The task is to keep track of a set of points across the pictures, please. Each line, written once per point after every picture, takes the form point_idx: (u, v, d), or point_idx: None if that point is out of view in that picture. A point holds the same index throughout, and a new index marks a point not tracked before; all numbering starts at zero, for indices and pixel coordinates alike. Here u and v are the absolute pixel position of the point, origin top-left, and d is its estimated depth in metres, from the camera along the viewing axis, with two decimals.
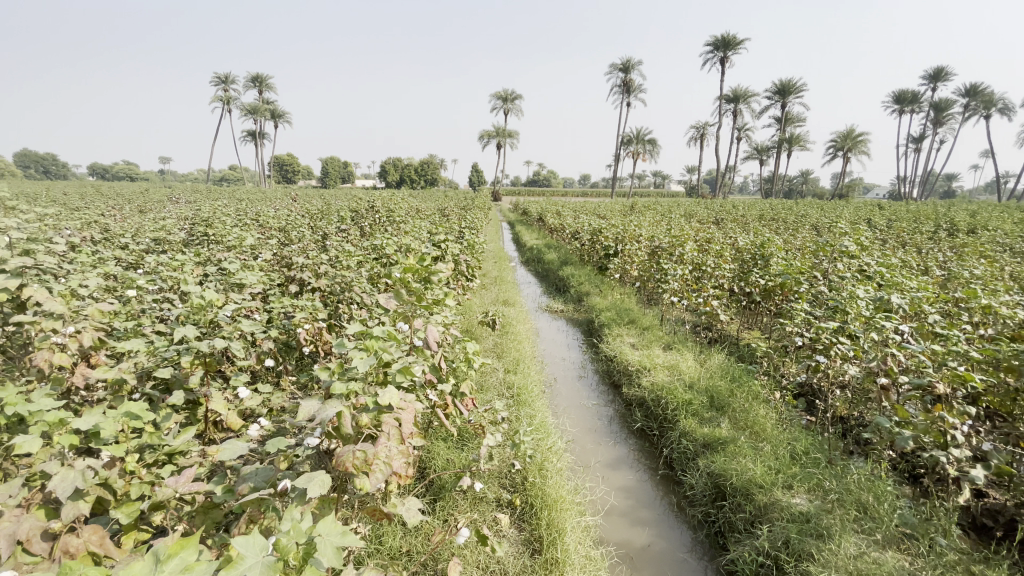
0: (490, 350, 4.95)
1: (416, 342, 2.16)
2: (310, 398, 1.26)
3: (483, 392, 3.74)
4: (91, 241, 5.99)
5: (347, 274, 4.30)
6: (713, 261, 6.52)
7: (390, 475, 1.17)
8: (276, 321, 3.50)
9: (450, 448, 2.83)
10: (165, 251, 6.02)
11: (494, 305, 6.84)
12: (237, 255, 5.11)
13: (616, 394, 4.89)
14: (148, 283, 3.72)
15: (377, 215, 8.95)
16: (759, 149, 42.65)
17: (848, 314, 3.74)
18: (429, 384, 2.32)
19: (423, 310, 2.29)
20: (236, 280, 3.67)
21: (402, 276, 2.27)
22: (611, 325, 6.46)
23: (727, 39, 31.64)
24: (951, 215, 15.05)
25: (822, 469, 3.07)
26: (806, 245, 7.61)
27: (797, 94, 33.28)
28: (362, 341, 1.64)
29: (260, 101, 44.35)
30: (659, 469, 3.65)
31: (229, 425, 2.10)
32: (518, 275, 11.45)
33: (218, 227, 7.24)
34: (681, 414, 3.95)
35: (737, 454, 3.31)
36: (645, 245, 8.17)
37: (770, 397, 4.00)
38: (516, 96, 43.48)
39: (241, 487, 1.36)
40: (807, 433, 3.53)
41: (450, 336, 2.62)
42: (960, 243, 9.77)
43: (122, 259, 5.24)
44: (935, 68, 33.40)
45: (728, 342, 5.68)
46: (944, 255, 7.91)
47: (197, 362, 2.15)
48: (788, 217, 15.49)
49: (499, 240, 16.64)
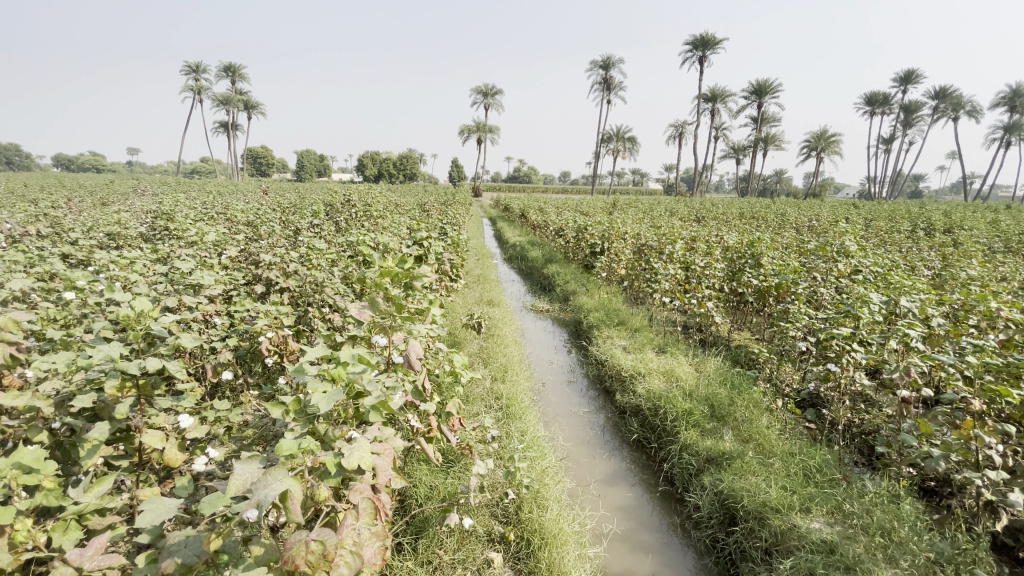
0: (476, 356, 4.62)
1: (396, 360, 1.83)
2: (248, 462, 0.95)
3: (469, 405, 3.42)
4: (36, 235, 5.46)
5: (318, 274, 3.91)
6: (704, 260, 6.30)
7: (358, 570, 0.91)
8: (237, 328, 3.11)
9: (435, 473, 2.52)
10: (119, 247, 5.51)
11: (477, 306, 6.52)
12: (198, 253, 4.66)
13: (607, 401, 4.62)
14: (90, 285, 3.28)
15: (352, 211, 8.51)
16: (736, 147, 43.16)
17: (858, 319, 3.52)
18: (411, 407, 1.99)
19: (405, 322, 1.95)
20: (192, 282, 3.25)
21: (383, 281, 1.92)
22: (599, 326, 6.20)
23: (706, 39, 31.83)
24: (925, 214, 15.17)
25: (838, 489, 2.84)
26: (794, 244, 7.47)
27: (774, 94, 33.64)
28: (328, 368, 1.31)
29: (232, 92, 42.87)
30: (658, 486, 3.39)
31: (167, 461, 1.74)
32: (500, 273, 11.11)
33: (180, 220, 6.71)
34: (682, 426, 3.68)
35: (745, 472, 3.07)
36: (632, 243, 7.94)
37: (774, 405, 3.77)
38: (496, 91, 43.10)
39: (163, 567, 1.00)
40: (815, 446, 3.31)
41: (434, 348, 2.28)
42: (939, 243, 9.80)
43: (69, 255, 4.76)
44: (905, 72, 34.37)
45: (721, 345, 5.47)
46: (929, 254, 7.87)
47: (129, 384, 1.78)
48: (768, 216, 15.52)
49: (479, 237, 16.25)
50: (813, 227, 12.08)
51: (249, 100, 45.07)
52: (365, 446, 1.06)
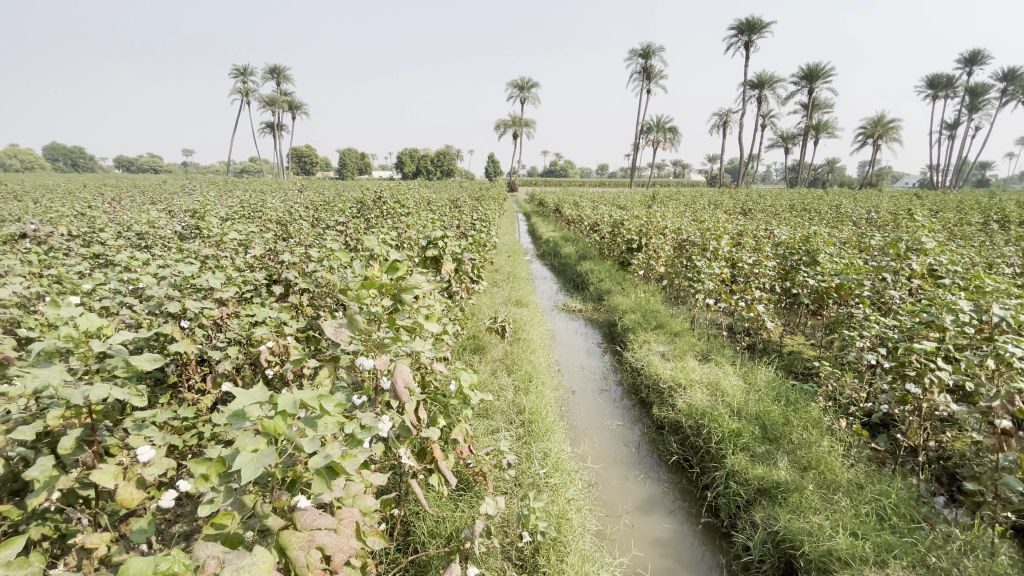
0: (500, 361, 4.32)
1: (382, 388, 1.52)
2: None
3: (488, 423, 3.12)
4: (69, 236, 5.50)
5: (332, 275, 3.68)
6: (753, 258, 5.77)
7: None
8: (240, 335, 2.92)
9: (441, 506, 2.24)
10: (147, 245, 5.48)
11: (505, 307, 6.23)
12: (218, 252, 4.54)
13: (643, 414, 4.23)
14: (98, 288, 3.18)
15: (382, 207, 8.34)
16: (784, 137, 41.13)
17: (944, 331, 2.98)
18: (404, 440, 1.70)
19: (396, 343, 1.64)
20: (197, 285, 3.07)
21: (369, 294, 1.62)
22: (635, 329, 5.78)
23: (753, 22, 30.21)
24: (997, 206, 13.81)
25: (919, 536, 2.38)
26: (854, 239, 6.80)
27: (826, 78, 31.76)
28: (266, 417, 1.01)
29: (277, 92, 44.02)
30: (700, 517, 2.99)
31: (122, 502, 1.50)
32: (533, 270, 10.78)
33: (209, 218, 6.67)
34: (729, 449, 3.26)
35: (804, 508, 2.65)
36: (671, 239, 7.45)
37: (836, 426, 3.30)
38: (532, 85, 42.68)
39: None
40: (887, 478, 2.85)
41: (435, 368, 1.97)
42: (1018, 237, 8.80)
43: (97, 255, 4.76)
44: (971, 51, 31.95)
45: (772, 352, 4.97)
46: (1010, 249, 7.03)
47: (82, 411, 1.57)
48: (820, 209, 14.48)
49: (513, 233, 15.94)
50: (871, 221, 11.15)
51: (292, 101, 46.30)
52: (258, 561, 0.82)
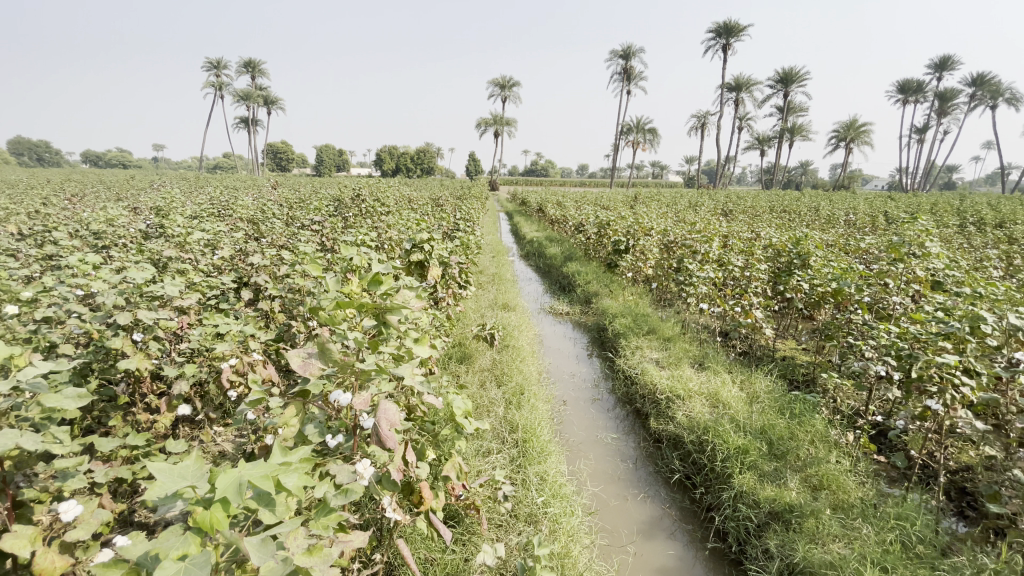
0: (488, 371, 4.06)
1: (363, 432, 1.25)
2: None
3: (480, 443, 2.87)
4: (15, 235, 5.01)
5: (306, 280, 3.37)
6: (744, 260, 5.61)
7: None
8: (201, 350, 2.60)
9: (431, 547, 1.99)
10: (103, 245, 5.04)
11: (491, 312, 5.97)
12: (180, 253, 4.16)
13: (639, 426, 4.03)
14: (36, 296, 2.80)
15: (362, 206, 7.97)
16: (761, 140, 41.70)
17: (965, 342, 2.80)
18: (389, 491, 1.42)
19: (380, 374, 1.37)
20: (151, 292, 2.72)
21: (345, 314, 1.35)
22: (626, 333, 5.59)
23: (730, 26, 30.57)
24: (968, 209, 14.01)
25: (948, 568, 2.20)
26: (842, 241, 6.73)
27: (801, 81, 32.24)
28: (201, 504, 0.77)
29: (251, 87, 42.79)
30: (708, 541, 2.80)
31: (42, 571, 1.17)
32: (518, 271, 10.54)
33: (173, 216, 6.21)
34: (735, 467, 3.07)
35: (822, 535, 2.46)
36: (659, 241, 7.26)
37: (844, 440, 3.13)
38: (514, 83, 42.40)
39: None
40: (902, 498, 2.69)
41: (423, 396, 1.70)
42: (995, 240, 8.86)
43: (49, 255, 4.34)
44: (941, 58, 32.80)
45: (766, 359, 4.82)
46: (992, 253, 7.02)
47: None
48: (800, 211, 14.52)
49: (495, 233, 15.65)
50: (850, 223, 11.21)
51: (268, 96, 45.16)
52: None
